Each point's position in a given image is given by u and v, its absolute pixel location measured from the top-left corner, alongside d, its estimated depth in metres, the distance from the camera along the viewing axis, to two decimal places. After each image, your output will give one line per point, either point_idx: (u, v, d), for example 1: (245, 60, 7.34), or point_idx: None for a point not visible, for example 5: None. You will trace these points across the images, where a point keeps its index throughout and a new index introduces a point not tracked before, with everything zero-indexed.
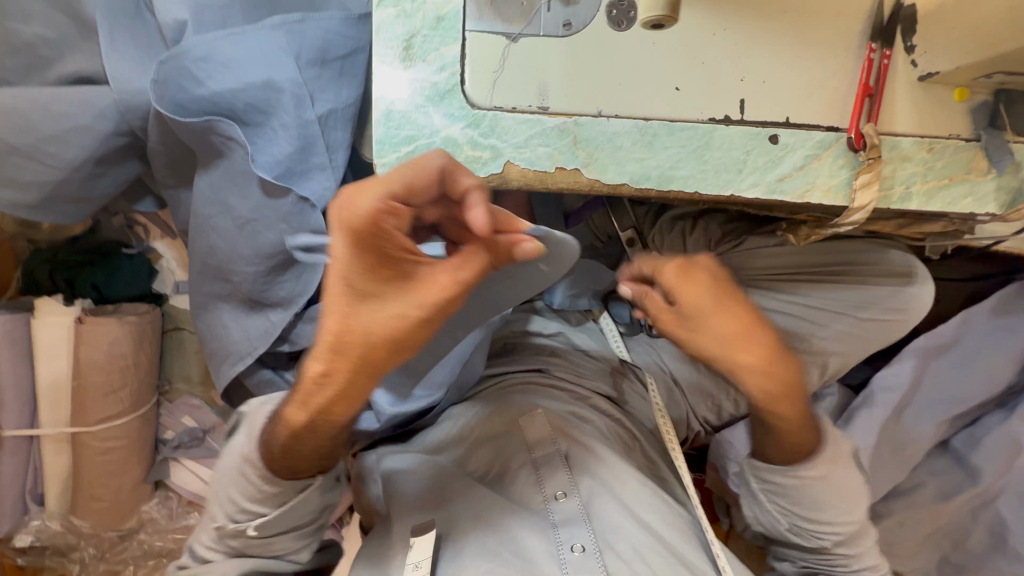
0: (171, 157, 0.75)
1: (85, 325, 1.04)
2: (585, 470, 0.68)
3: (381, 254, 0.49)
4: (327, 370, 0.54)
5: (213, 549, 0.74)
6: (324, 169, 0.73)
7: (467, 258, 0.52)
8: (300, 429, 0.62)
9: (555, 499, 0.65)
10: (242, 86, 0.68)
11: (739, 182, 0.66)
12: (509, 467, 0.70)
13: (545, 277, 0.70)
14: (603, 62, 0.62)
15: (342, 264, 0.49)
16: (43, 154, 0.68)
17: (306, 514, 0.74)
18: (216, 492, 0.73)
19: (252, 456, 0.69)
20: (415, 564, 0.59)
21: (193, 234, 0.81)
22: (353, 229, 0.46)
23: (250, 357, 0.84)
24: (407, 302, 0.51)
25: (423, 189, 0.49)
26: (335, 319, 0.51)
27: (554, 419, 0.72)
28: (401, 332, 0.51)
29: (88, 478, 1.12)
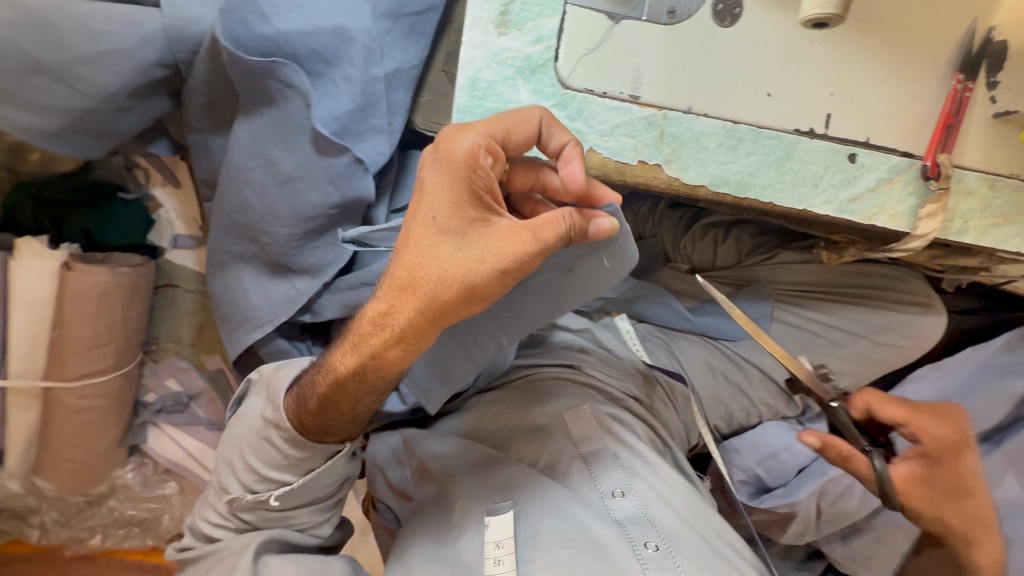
0: (212, 99, 0.68)
1: (72, 272, 0.94)
2: (636, 469, 0.66)
3: (468, 188, 0.47)
4: (388, 308, 0.52)
5: (223, 525, 0.66)
6: (382, 132, 0.69)
7: (547, 216, 0.46)
8: (344, 382, 0.56)
9: (611, 496, 0.64)
10: (310, 29, 0.63)
11: (813, 197, 0.64)
12: (559, 460, 0.67)
13: (609, 275, 0.61)
14: (701, 57, 0.60)
15: (430, 198, 0.49)
16: (71, 77, 0.60)
17: (329, 485, 0.67)
18: (230, 459, 0.67)
19: (276, 418, 0.62)
20: (495, 543, 0.59)
21: (221, 185, 0.73)
22: (449, 160, 0.48)
23: (269, 325, 0.78)
24: (485, 243, 0.47)
25: (519, 137, 0.50)
26: (411, 253, 0.49)
27: (600, 415, 0.71)
28: (476, 277, 0.47)
29: (58, 438, 1.03)
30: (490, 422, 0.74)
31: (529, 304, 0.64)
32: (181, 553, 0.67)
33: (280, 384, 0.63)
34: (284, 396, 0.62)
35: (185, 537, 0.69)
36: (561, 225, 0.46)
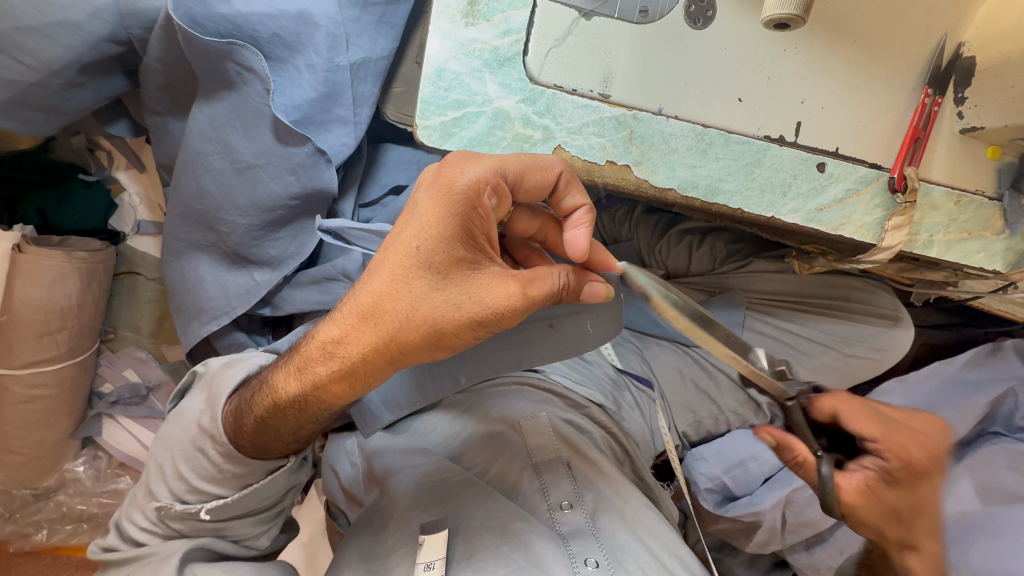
0: (169, 79, 0.65)
1: (24, 254, 0.91)
2: (588, 480, 0.65)
3: (462, 226, 0.45)
4: (344, 337, 0.48)
5: (149, 530, 0.62)
6: (346, 123, 0.67)
7: (541, 273, 0.47)
8: (287, 405, 0.53)
9: (561, 509, 0.62)
10: (272, 13, 0.61)
11: (781, 205, 0.64)
12: (511, 470, 0.66)
13: (589, 339, 0.66)
14: (673, 58, 0.59)
15: (417, 225, 0.46)
16: (16, 49, 0.57)
17: (267, 497, 0.64)
18: (163, 465, 0.63)
19: (213, 429, 0.60)
20: (426, 564, 0.57)
21: (178, 170, 0.70)
22: (450, 192, 0.45)
23: (226, 317, 0.76)
24: (465, 288, 0.46)
25: (529, 185, 0.49)
26: (384, 281, 0.46)
27: (558, 426, 0.69)
28: (447, 322, 0.46)
29: (3, 427, 0.99)
30: (446, 430, 0.72)
31: (505, 348, 0.67)
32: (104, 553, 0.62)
33: (223, 389, 0.61)
34: (225, 404, 0.60)
35: (107, 538, 0.64)
36: (553, 282, 0.48)
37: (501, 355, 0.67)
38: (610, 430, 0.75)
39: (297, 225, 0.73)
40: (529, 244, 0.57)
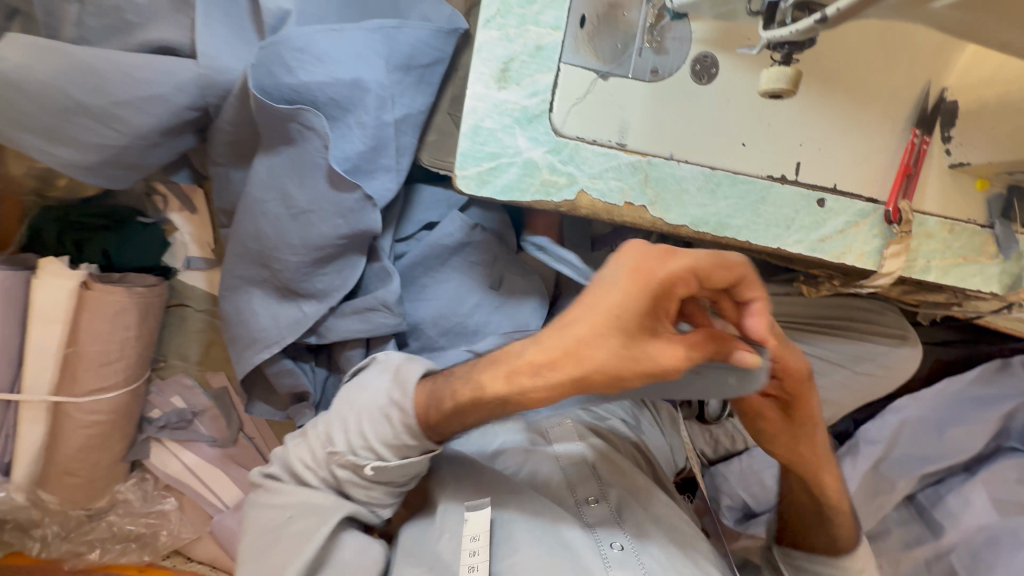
0: (235, 136, 0.74)
1: (91, 290, 0.99)
2: (613, 481, 0.75)
3: (651, 306, 0.52)
4: (545, 369, 0.56)
5: (312, 471, 0.74)
6: (391, 170, 0.75)
7: (704, 341, 0.54)
8: (486, 401, 0.60)
9: (588, 503, 0.73)
10: (329, 80, 0.69)
11: (785, 237, 0.70)
12: (540, 470, 0.76)
13: (731, 390, 0.63)
14: (682, 110, 0.66)
15: (615, 297, 0.52)
16: (113, 118, 0.64)
17: (405, 476, 0.72)
18: (342, 419, 0.72)
19: (402, 402, 0.67)
20: (471, 536, 0.67)
21: (238, 216, 0.79)
22: (649, 281, 0.51)
23: (276, 345, 0.83)
24: (654, 352, 0.53)
25: (715, 282, 0.54)
26: (582, 330, 0.54)
27: (582, 431, 0.80)
28: (629, 372, 0.53)
29: (64, 451, 1.06)
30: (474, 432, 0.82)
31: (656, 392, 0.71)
32: (267, 478, 0.78)
33: (409, 374, 0.70)
34: (414, 386, 0.68)
35: (272, 466, 0.78)
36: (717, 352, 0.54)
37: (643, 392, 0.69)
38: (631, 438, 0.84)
39: (340, 262, 0.81)
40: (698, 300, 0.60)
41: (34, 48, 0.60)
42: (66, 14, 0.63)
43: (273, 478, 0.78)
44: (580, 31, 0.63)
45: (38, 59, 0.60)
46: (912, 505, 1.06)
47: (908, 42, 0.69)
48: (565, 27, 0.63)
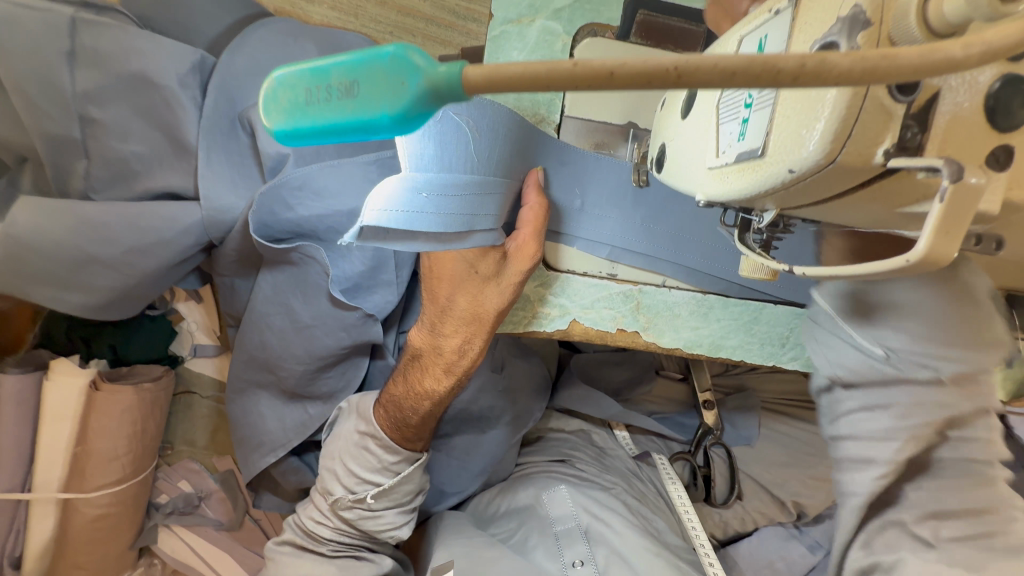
0: (240, 257, 0.76)
1: (100, 392, 1.01)
2: (600, 542, 0.83)
3: (441, 305, 0.64)
4: (429, 379, 0.68)
5: (325, 524, 0.76)
6: (390, 286, 0.76)
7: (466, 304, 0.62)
8: (416, 395, 0.68)
9: (572, 565, 0.80)
10: (330, 212, 0.69)
11: (783, 357, 0.70)
12: (531, 535, 0.85)
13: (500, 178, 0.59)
14: (669, 237, 0.66)
15: (437, 306, 0.64)
16: (122, 265, 0.66)
17: (407, 493, 0.76)
18: (330, 466, 0.75)
19: (371, 429, 0.72)
20: None
21: (245, 325, 0.80)
22: (431, 296, 0.64)
23: (283, 449, 0.85)
24: (493, 303, 0.62)
25: (441, 285, 0.63)
26: (493, 301, 0.62)
27: (579, 499, 0.88)
28: (468, 335, 0.64)
29: (73, 546, 1.06)
30: (488, 505, 0.95)
31: (489, 274, 0.61)
32: (280, 546, 0.77)
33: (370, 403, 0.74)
34: (375, 411, 0.72)
35: (283, 534, 0.79)
36: (488, 299, 0.62)
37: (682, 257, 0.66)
38: (631, 505, 0.90)
39: (344, 366, 0.82)
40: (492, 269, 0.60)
41: (48, 210, 0.62)
42: (73, 169, 0.64)
43: (287, 543, 0.78)
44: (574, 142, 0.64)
45: (51, 221, 0.62)
46: None
47: None
48: (551, 156, 0.63)
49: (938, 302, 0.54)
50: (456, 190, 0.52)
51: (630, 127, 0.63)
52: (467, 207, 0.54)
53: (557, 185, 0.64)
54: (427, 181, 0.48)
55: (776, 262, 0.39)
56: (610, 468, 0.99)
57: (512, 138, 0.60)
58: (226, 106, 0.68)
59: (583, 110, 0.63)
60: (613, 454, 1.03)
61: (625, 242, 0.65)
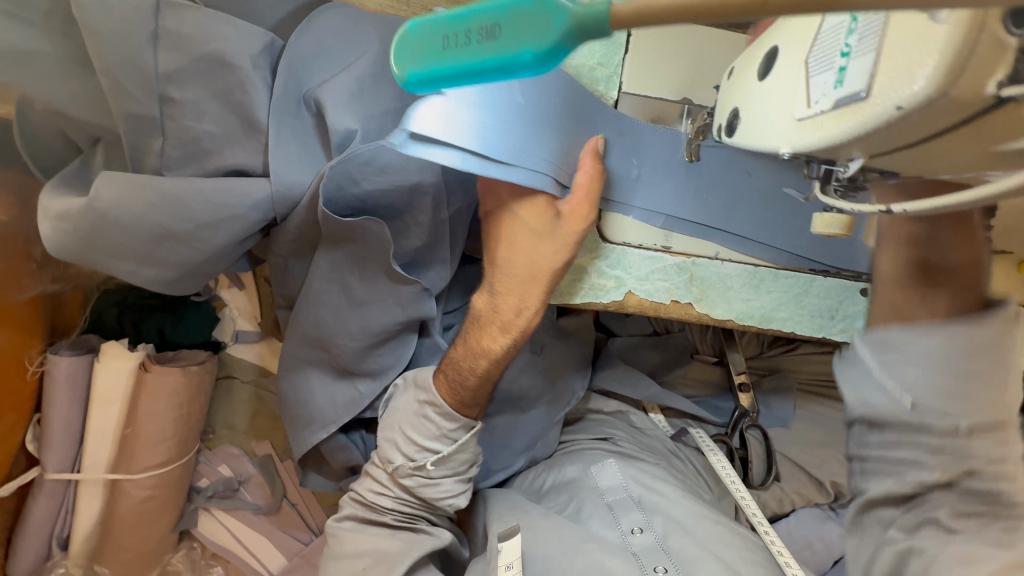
0: (300, 236, 0.77)
1: (149, 373, 1.03)
2: (656, 512, 0.83)
3: (499, 264, 0.67)
4: (489, 338, 0.70)
5: (385, 496, 0.78)
6: (446, 263, 0.78)
7: (523, 261, 0.65)
8: (479, 355, 0.71)
9: (632, 532, 0.80)
10: (392, 188, 0.72)
11: (832, 328, 0.72)
12: (585, 506, 0.86)
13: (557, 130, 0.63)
14: (724, 208, 0.68)
15: (497, 268, 0.68)
16: (195, 240, 0.68)
17: (464, 460, 0.78)
18: (389, 436, 0.77)
19: (432, 398, 0.74)
20: (506, 564, 0.76)
21: (299, 303, 0.82)
22: (491, 258, 0.68)
23: (334, 425, 0.86)
24: (549, 256, 0.64)
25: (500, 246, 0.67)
26: (549, 256, 0.64)
27: (629, 473, 0.89)
28: (528, 292, 0.67)
29: (120, 527, 1.09)
30: (532, 483, 0.97)
31: (548, 230, 0.64)
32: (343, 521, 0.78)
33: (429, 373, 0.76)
34: (434, 378, 0.74)
35: (343, 510, 0.80)
36: (546, 255, 0.64)
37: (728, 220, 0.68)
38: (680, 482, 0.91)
39: (394, 347, 0.83)
40: (550, 225, 0.64)
41: (130, 185, 0.64)
42: (149, 148, 0.67)
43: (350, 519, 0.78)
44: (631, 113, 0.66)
45: (132, 196, 0.64)
46: None
47: None
48: (611, 126, 0.65)
49: (977, 348, 0.48)
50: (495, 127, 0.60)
51: (684, 104, 0.66)
52: (516, 137, 0.61)
53: (615, 154, 0.65)
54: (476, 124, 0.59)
55: (871, 206, 0.40)
56: (651, 449, 0.99)
57: (566, 109, 0.63)
58: (294, 88, 0.71)
59: (639, 86, 0.66)
60: (653, 436, 1.04)
61: (677, 210, 0.67)
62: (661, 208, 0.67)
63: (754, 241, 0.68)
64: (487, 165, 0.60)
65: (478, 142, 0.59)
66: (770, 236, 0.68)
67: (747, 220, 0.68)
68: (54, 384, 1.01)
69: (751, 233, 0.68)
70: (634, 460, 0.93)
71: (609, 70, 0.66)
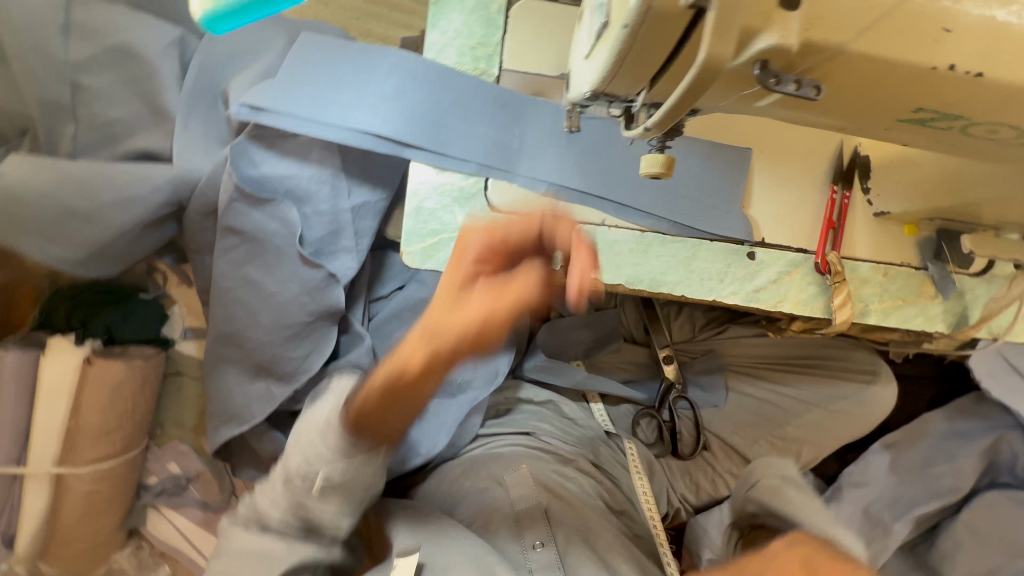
0: (203, 229, 0.80)
1: (91, 367, 1.06)
2: (561, 524, 0.80)
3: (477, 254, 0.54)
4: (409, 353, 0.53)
5: None
6: (350, 251, 0.82)
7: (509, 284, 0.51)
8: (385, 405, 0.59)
9: (533, 548, 0.77)
10: (292, 174, 0.77)
11: (722, 290, 0.73)
12: (493, 520, 0.81)
13: (422, 86, 0.68)
14: (605, 173, 0.71)
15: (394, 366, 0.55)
16: (96, 218, 0.73)
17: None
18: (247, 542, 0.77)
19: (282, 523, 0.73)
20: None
21: (211, 300, 0.84)
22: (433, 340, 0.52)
23: (247, 423, 0.87)
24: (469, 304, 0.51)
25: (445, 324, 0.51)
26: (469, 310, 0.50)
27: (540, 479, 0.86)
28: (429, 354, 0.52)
29: (64, 523, 1.10)
30: (441, 487, 0.91)
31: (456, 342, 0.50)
32: None
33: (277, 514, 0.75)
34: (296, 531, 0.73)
35: None
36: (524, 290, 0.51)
37: (606, 183, 0.71)
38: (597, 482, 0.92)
39: (310, 341, 0.84)
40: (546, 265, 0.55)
41: (36, 165, 0.70)
42: (63, 132, 0.74)
43: None
44: (513, 87, 0.71)
45: (37, 174, 0.70)
46: (911, 555, 1.06)
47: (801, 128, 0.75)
48: (494, 96, 0.69)
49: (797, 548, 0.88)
50: (346, 89, 0.68)
51: (563, 79, 0.71)
52: (350, 97, 0.68)
53: (500, 125, 0.69)
54: (318, 88, 0.68)
55: (641, 124, 0.44)
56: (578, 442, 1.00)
57: (447, 82, 0.68)
58: (207, 83, 0.77)
59: (519, 63, 0.71)
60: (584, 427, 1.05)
61: (560, 178, 0.70)
62: (543, 172, 0.70)
63: (633, 201, 0.72)
64: (312, 124, 0.68)
65: (311, 107, 0.68)
66: (651, 196, 0.72)
67: (629, 185, 0.72)
68: (1, 379, 1.06)
69: (636, 186, 0.72)
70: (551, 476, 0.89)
71: (489, 49, 0.70)
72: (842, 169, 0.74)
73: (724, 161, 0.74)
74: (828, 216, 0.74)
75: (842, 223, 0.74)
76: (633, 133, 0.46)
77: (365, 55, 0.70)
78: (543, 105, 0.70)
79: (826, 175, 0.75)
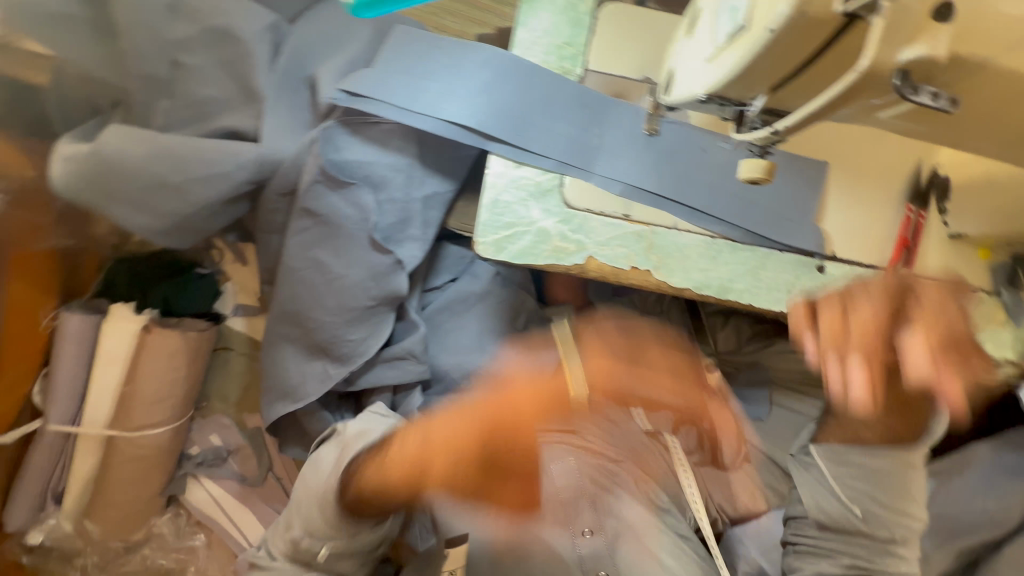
0: (277, 208, 0.82)
1: (152, 335, 1.10)
2: (608, 515, 0.89)
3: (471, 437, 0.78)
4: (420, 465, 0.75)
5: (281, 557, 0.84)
6: (417, 240, 0.84)
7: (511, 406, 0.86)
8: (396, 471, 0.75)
9: (582, 534, 0.87)
10: (371, 160, 0.79)
11: (791, 301, 0.73)
12: (541, 507, 0.89)
13: (509, 82, 0.70)
14: (681, 177, 0.72)
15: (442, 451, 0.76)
16: (183, 191, 0.76)
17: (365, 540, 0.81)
18: (299, 504, 0.82)
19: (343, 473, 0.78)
20: None
21: (278, 279, 0.86)
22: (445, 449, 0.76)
23: (303, 401, 0.89)
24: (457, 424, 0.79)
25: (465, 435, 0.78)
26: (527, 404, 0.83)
27: (588, 472, 0.93)
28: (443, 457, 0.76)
29: (112, 485, 1.13)
30: None
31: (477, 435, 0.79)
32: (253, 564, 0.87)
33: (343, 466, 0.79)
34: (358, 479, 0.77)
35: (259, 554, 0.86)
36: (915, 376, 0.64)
37: (681, 187, 0.72)
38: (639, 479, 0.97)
39: (372, 325, 0.86)
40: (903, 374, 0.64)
41: (133, 137, 0.73)
42: (158, 106, 0.77)
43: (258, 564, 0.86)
44: (596, 88, 0.72)
45: (133, 146, 0.73)
46: None
47: (877, 145, 0.75)
48: (577, 96, 0.71)
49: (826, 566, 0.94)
50: (435, 81, 0.70)
51: (647, 82, 0.71)
52: (439, 89, 0.70)
53: (581, 125, 0.71)
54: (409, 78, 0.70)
55: (763, 130, 0.47)
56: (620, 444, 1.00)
57: (533, 79, 0.70)
58: (296, 69, 0.80)
59: (604, 64, 0.72)
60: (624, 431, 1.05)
61: (637, 180, 0.71)
62: (620, 173, 0.71)
63: (706, 206, 0.72)
64: (400, 113, 0.70)
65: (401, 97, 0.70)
66: (724, 204, 0.73)
67: (704, 191, 0.72)
68: (65, 340, 1.09)
69: (711, 193, 0.72)
70: (597, 469, 0.94)
71: (575, 50, 0.72)
72: (918, 189, 0.74)
73: (799, 173, 0.74)
74: (902, 235, 0.73)
75: (917, 242, 0.74)
76: (744, 137, 0.49)
77: (455, 51, 0.72)
78: (625, 107, 0.72)
79: (902, 194, 0.75)
